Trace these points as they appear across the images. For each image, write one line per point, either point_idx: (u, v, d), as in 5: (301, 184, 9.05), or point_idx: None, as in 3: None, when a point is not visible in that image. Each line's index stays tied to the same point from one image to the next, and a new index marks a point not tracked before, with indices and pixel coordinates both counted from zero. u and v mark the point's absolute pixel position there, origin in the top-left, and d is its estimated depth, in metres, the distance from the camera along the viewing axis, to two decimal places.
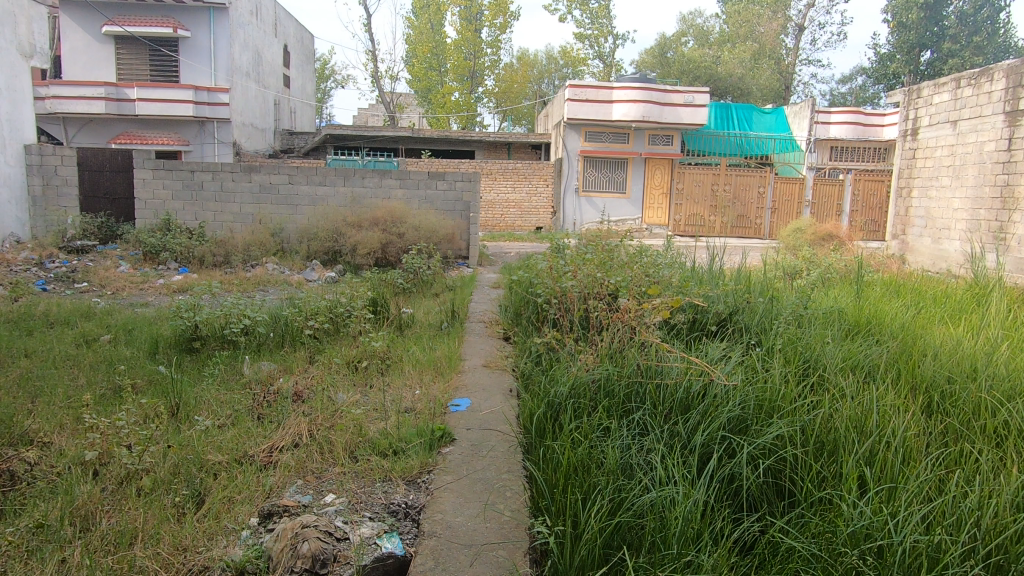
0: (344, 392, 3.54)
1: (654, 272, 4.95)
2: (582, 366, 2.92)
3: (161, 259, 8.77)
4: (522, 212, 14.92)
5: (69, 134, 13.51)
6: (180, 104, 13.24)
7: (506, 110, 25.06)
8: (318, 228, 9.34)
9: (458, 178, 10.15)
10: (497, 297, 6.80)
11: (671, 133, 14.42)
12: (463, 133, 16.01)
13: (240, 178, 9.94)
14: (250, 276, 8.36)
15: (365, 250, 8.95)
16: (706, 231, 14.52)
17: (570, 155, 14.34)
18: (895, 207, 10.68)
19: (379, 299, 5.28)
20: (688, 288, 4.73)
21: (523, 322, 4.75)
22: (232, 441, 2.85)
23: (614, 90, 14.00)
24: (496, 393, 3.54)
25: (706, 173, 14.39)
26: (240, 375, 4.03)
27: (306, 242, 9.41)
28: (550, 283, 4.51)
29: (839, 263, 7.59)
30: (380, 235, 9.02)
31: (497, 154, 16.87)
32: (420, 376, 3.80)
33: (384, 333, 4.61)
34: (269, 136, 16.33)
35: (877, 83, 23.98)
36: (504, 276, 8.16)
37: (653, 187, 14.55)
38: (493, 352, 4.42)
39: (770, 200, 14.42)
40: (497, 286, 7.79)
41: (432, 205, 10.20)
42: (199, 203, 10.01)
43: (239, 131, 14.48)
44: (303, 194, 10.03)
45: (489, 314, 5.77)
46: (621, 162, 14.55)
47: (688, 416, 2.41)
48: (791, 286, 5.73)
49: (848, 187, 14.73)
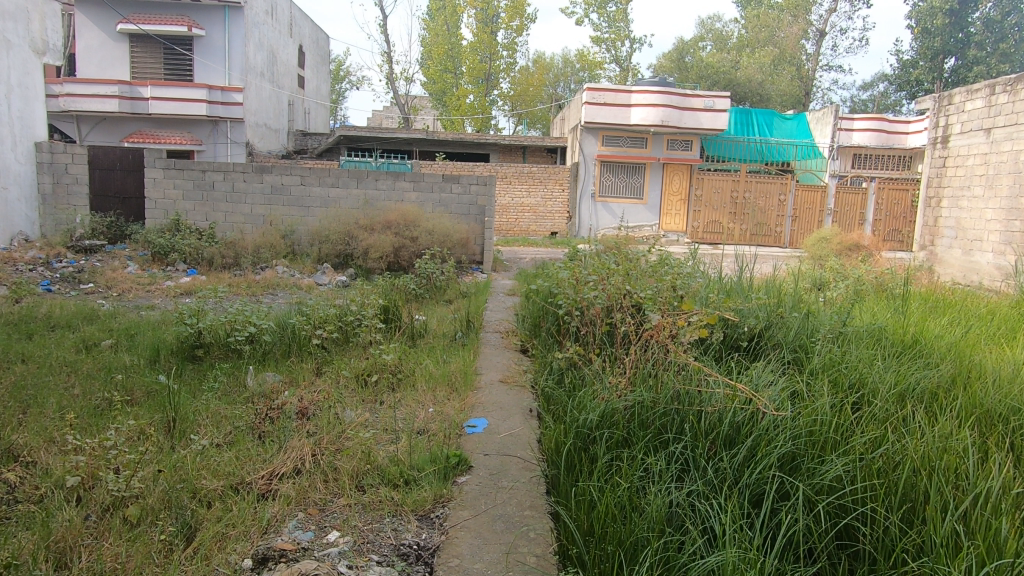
0: (352, 409, 3.31)
1: (681, 283, 4.69)
2: (613, 391, 2.67)
3: (169, 260, 8.60)
4: (537, 216, 14.51)
5: (83, 132, 13.42)
6: (193, 103, 13.13)
7: (521, 113, 24.84)
8: (329, 230, 9.13)
9: (474, 181, 9.91)
10: (512, 305, 6.57)
11: (690, 138, 14.15)
12: (477, 135, 15.80)
13: (251, 179, 9.80)
14: (259, 278, 8.17)
15: (377, 254, 8.74)
16: (725, 239, 14.20)
17: (587, 159, 14.13)
18: (924, 217, 10.34)
19: (392, 307, 5.05)
20: (717, 301, 4.48)
21: (542, 334, 4.52)
22: (228, 465, 2.62)
23: (632, 93, 13.74)
24: (515, 413, 3.30)
25: (725, 179, 14.04)
26: (243, 387, 3.81)
27: (317, 244, 9.21)
28: (571, 294, 4.28)
29: (869, 275, 7.29)
30: (392, 239, 8.80)
31: (512, 157, 16.66)
32: (434, 392, 3.57)
33: (395, 344, 4.38)
34: (282, 137, 16.20)
35: (900, 91, 23.56)
36: (520, 283, 7.91)
37: (671, 193, 14.27)
38: (510, 366, 4.18)
39: (790, 208, 14.04)
40: (513, 293, 7.55)
41: (446, 209, 9.99)
42: (210, 203, 9.87)
43: (253, 132, 14.34)
44: (315, 196, 9.86)
45: (505, 324, 5.54)
46: (638, 167, 14.27)
47: (737, 451, 2.17)
48: (824, 299, 5.45)
49: (871, 197, 14.21)
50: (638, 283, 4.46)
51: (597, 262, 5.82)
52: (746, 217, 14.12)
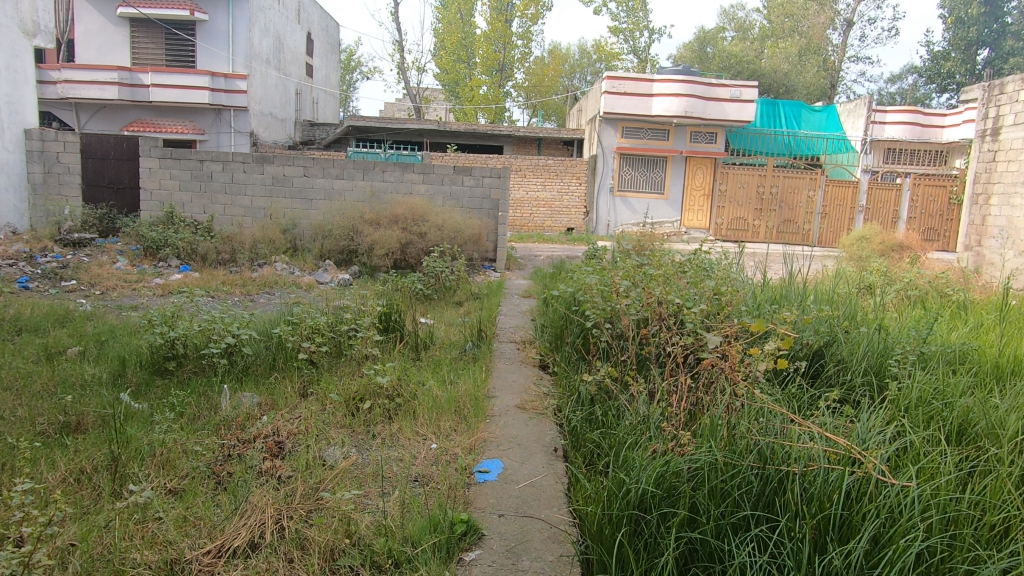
0: (337, 446, 2.73)
1: (726, 289, 4.06)
2: (668, 443, 2.08)
3: (162, 256, 8.07)
4: (553, 212, 13.88)
5: (82, 120, 12.95)
6: (195, 91, 12.61)
7: (535, 105, 24.14)
8: (332, 225, 8.56)
9: (487, 174, 9.29)
10: (530, 310, 5.99)
11: (715, 130, 13.46)
12: (491, 127, 15.18)
13: (252, 170, 9.30)
14: (255, 276, 7.60)
15: (382, 250, 8.12)
16: (749, 236, 13.54)
17: (605, 152, 13.46)
18: (970, 215, 9.61)
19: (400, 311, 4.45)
20: (769, 313, 3.86)
21: (564, 348, 3.93)
22: (169, 531, 2.04)
23: (655, 82, 13.05)
24: (538, 452, 2.70)
25: (751, 173, 13.34)
26: (214, 410, 3.23)
27: (319, 239, 8.65)
28: (601, 302, 3.67)
29: (922, 278, 6.61)
30: (399, 234, 8.17)
31: (526, 149, 16.01)
32: (440, 422, 2.98)
33: (395, 359, 3.79)
34: (289, 127, 15.66)
35: (929, 84, 22.61)
36: (536, 284, 7.31)
37: (693, 188, 13.58)
38: (527, 386, 3.59)
39: (819, 204, 13.31)
40: (529, 295, 6.93)
41: (458, 202, 9.38)
42: (208, 194, 9.38)
43: (258, 121, 13.77)
44: (319, 188, 9.32)
45: (522, 332, 4.94)
46: (659, 160, 13.60)
47: (855, 542, 1.57)
48: (884, 307, 4.79)
49: (906, 193, 13.44)
50: (679, 292, 3.82)
51: (626, 263, 5.20)
52: (773, 213, 13.39)
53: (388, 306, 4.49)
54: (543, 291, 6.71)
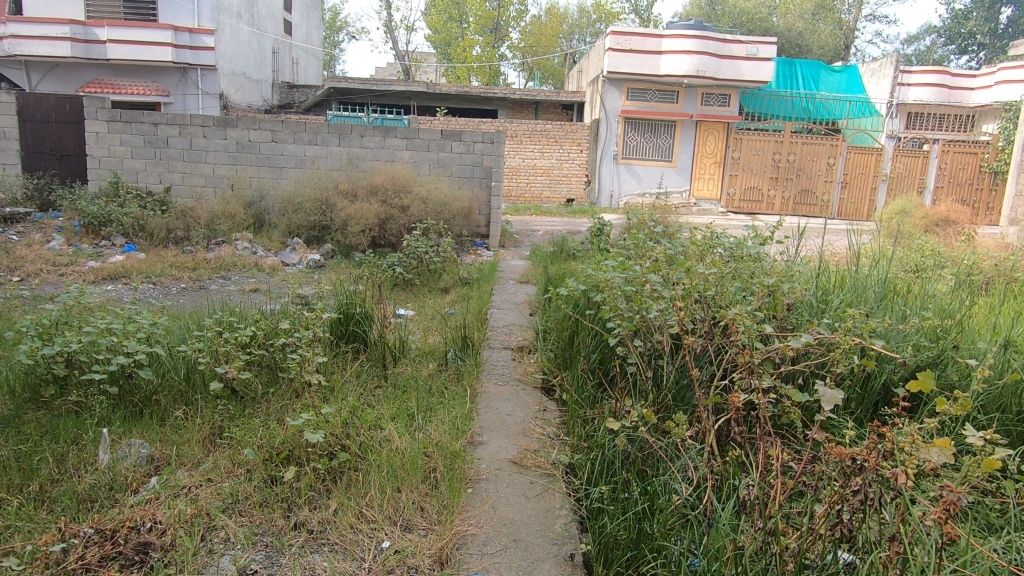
0: (232, 559, 1.79)
1: (785, 285, 3.15)
2: None
3: (105, 233, 7.06)
4: (551, 180, 12.84)
5: (34, 80, 11.80)
6: (156, 47, 11.41)
7: (532, 66, 22.83)
8: (301, 196, 7.51)
9: (479, 138, 8.22)
10: (528, 300, 5.05)
11: (728, 92, 12.34)
12: (484, 89, 14.05)
13: (213, 134, 8.30)
14: (210, 257, 6.60)
15: (358, 226, 7.05)
16: (764, 208, 12.58)
17: (608, 116, 12.33)
18: (1017, 184, 8.58)
19: (364, 310, 3.50)
20: (838, 321, 3.01)
21: (573, 364, 3.00)
22: None
23: (663, 38, 11.90)
24: (544, 558, 1.76)
25: (768, 139, 12.28)
26: (79, 475, 2.28)
27: (288, 214, 7.60)
28: (627, 307, 2.74)
29: (988, 260, 5.63)
30: (378, 208, 7.11)
31: (523, 113, 14.91)
32: (395, 498, 2.04)
33: (348, 387, 2.85)
34: (266, 90, 14.49)
35: (948, 44, 21.30)
36: (535, 268, 6.34)
37: (704, 155, 12.50)
38: (525, 423, 2.66)
39: (840, 173, 12.35)
40: (525, 281, 5.96)
41: (446, 170, 8.32)
42: (163, 162, 8.40)
43: (229, 82, 12.57)
44: (289, 154, 8.29)
45: (518, 336, 3.99)
46: (667, 124, 12.46)
47: None
48: (972, 302, 3.83)
49: (933, 160, 12.39)
50: (719, 293, 2.93)
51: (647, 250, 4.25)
52: (790, 182, 12.42)
53: (348, 300, 3.55)
54: (543, 278, 5.75)
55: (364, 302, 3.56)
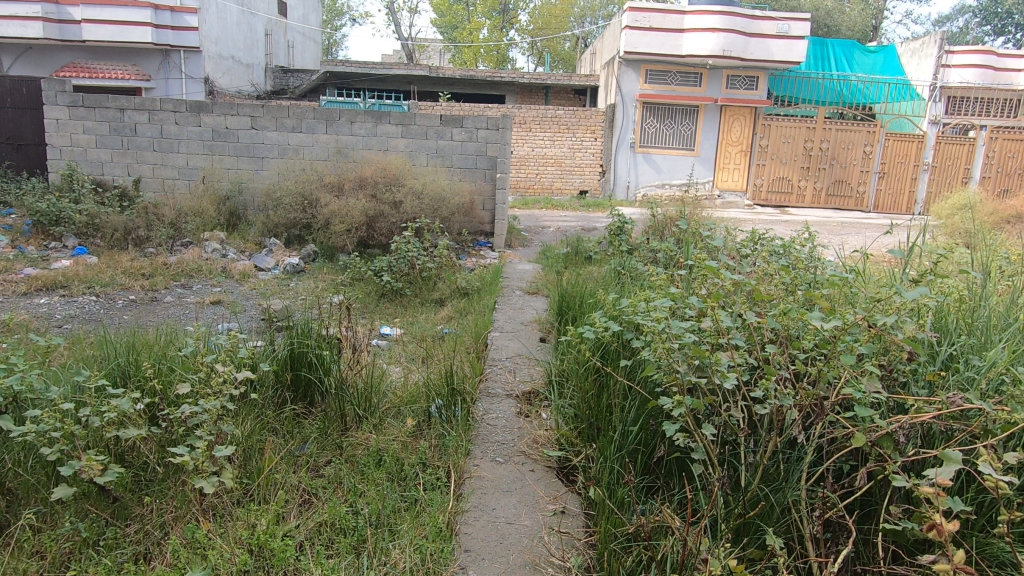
0: None
1: (904, 321, 2.22)
2: None
3: (56, 233, 6.22)
4: (562, 171, 11.90)
5: (6, 64, 10.92)
6: (135, 28, 10.53)
7: (542, 50, 21.78)
8: (280, 189, 6.61)
9: (482, 124, 7.29)
10: (538, 318, 4.15)
11: (756, 74, 11.32)
12: (491, 72, 13.09)
13: (186, 120, 7.46)
14: (172, 262, 5.76)
15: (343, 225, 6.13)
16: (793, 200, 11.64)
17: (625, 100, 11.34)
18: None
19: (318, 351, 2.64)
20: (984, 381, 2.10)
21: (601, 437, 2.13)
22: None
23: (686, 15, 10.89)
24: None
25: (798, 126, 11.29)
26: None
27: (267, 211, 6.72)
28: (686, 368, 1.84)
29: None
30: (365, 204, 6.19)
31: (532, 99, 13.95)
32: None
33: (274, 489, 2.05)
34: (258, 75, 13.59)
35: (984, 25, 20.07)
36: (546, 276, 5.43)
37: (729, 144, 11.49)
38: (531, 545, 1.79)
39: (877, 162, 11.39)
40: (535, 290, 5.05)
41: (446, 161, 7.42)
42: (132, 152, 7.56)
43: (215, 66, 11.66)
44: (270, 143, 7.43)
45: (525, 375, 3.09)
46: (689, 109, 11.46)
47: None
48: None
49: (980, 148, 11.37)
50: (811, 333, 2.03)
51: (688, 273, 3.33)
52: (822, 172, 11.47)
53: (296, 335, 2.68)
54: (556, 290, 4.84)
55: (319, 339, 2.70)
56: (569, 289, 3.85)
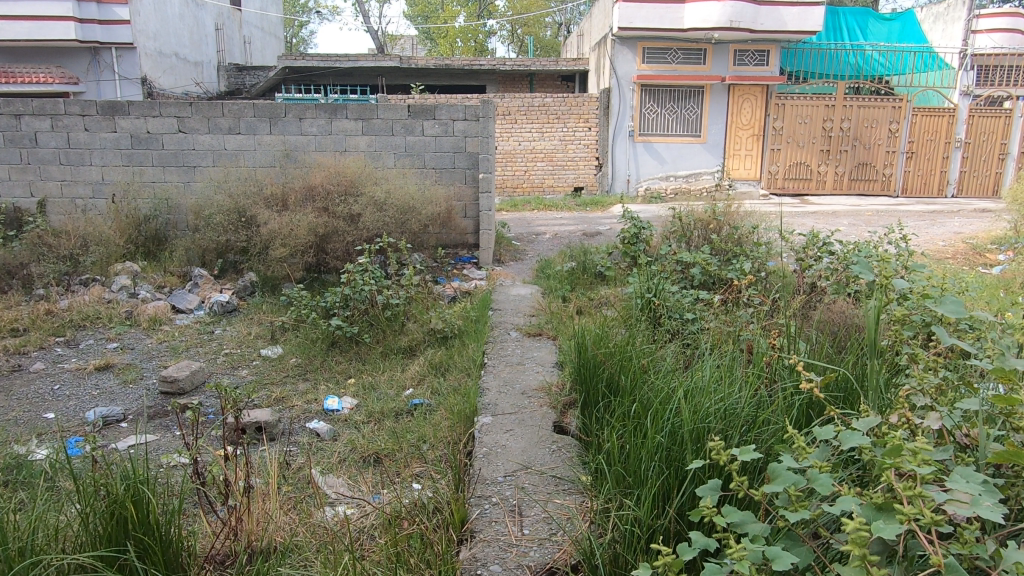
0: None
1: None
2: None
3: None
4: (554, 166, 10.61)
5: None
6: (56, 23, 9.12)
7: (523, 37, 20.33)
8: (209, 205, 5.24)
9: (459, 115, 6.03)
10: (548, 387, 2.82)
11: (766, 47, 10.05)
12: (468, 60, 11.75)
13: (97, 126, 6.10)
14: (63, 308, 4.43)
15: (285, 248, 4.78)
16: (813, 187, 10.45)
17: (620, 83, 10.06)
18: None
19: (154, 557, 1.64)
20: None
21: None
22: None
23: None
24: None
25: (816, 104, 10.10)
26: None
27: (193, 233, 5.38)
28: None
29: None
30: (313, 219, 4.85)
31: (516, 88, 12.62)
32: None
33: None
34: (208, 75, 12.19)
35: None
36: (548, 309, 4.13)
37: (739, 127, 10.26)
38: None
39: (904, 140, 10.24)
40: (537, 331, 3.73)
41: (418, 160, 6.11)
42: (34, 167, 6.19)
43: (153, 64, 10.21)
44: (202, 148, 6.09)
45: (542, 528, 1.79)
46: (693, 91, 10.19)
47: None
48: None
49: (1018, 120, 10.20)
50: None
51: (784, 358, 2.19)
52: (843, 155, 10.31)
53: (115, 516, 1.64)
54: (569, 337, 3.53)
55: (162, 523, 1.67)
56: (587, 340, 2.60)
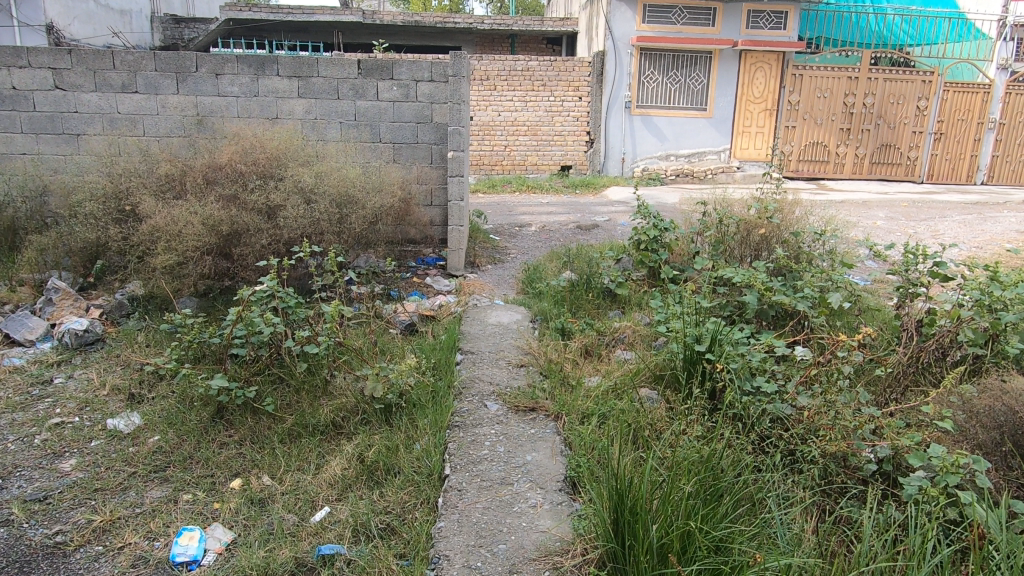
0: None
1: None
2: None
3: None
4: (538, 141, 9.24)
5: None
6: None
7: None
8: (78, 190, 3.82)
9: (423, 74, 4.66)
10: (560, 565, 1.54)
11: (785, 8, 8.72)
12: (441, 16, 10.25)
13: None
14: None
15: (173, 254, 3.38)
16: (829, 170, 9.31)
17: (616, 45, 8.70)
18: None
19: None
20: None
21: None
22: None
23: None
24: None
25: (837, 76, 8.88)
26: None
27: (58, 226, 3.95)
28: None
29: None
30: (213, 214, 3.45)
31: (494, 50, 11.17)
32: None
33: None
34: (137, 25, 10.51)
35: None
36: (540, 357, 2.84)
37: (750, 101, 8.99)
38: None
39: (932, 120, 9.10)
40: (530, 402, 2.44)
41: (369, 131, 4.72)
42: None
43: (62, 10, 8.55)
44: (85, 109, 4.61)
45: None
46: (699, 56, 8.85)
47: None
48: None
49: None
50: None
51: None
52: (865, 135, 9.14)
53: None
54: (585, 422, 2.26)
55: None
56: (668, 491, 1.53)
